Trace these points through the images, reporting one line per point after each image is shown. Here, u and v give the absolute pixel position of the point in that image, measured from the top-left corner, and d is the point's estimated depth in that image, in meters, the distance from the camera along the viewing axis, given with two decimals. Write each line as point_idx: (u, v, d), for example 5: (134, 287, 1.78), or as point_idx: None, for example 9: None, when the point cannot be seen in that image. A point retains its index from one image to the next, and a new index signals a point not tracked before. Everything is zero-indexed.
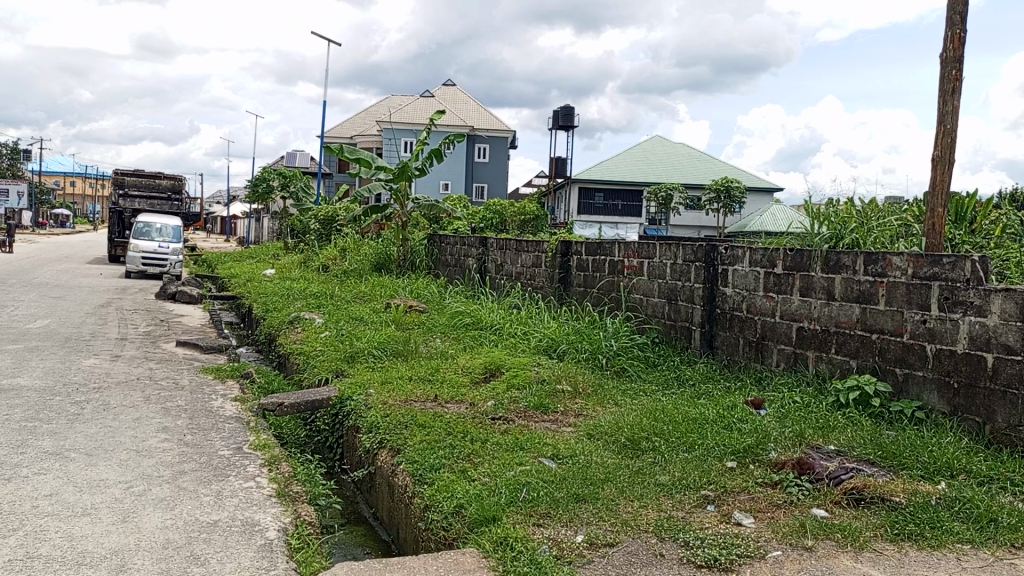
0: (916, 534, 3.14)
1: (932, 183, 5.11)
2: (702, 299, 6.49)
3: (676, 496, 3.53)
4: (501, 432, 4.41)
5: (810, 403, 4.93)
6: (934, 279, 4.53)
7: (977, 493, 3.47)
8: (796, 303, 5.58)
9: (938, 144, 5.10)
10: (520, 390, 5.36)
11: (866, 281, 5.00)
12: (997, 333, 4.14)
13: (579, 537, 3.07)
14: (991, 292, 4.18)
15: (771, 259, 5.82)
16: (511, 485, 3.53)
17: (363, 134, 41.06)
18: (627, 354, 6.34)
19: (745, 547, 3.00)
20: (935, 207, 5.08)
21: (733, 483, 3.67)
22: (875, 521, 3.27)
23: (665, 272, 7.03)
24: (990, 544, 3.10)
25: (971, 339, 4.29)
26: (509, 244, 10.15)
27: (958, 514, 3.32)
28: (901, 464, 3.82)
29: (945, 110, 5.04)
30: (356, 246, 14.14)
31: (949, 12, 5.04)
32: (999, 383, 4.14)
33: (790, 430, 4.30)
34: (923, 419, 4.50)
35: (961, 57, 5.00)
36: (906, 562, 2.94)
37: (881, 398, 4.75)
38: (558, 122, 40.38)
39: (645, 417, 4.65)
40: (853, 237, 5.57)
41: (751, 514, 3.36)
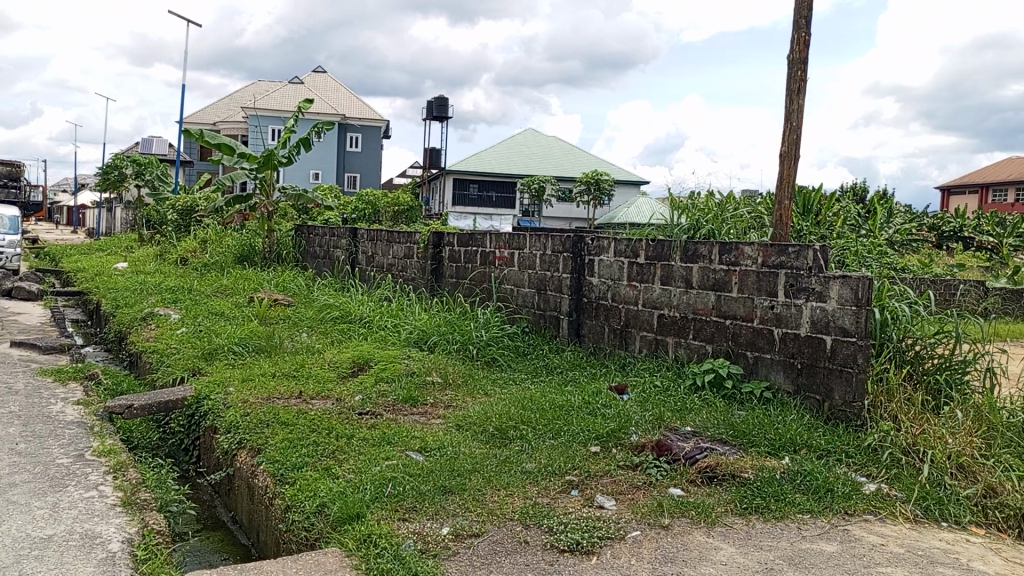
0: (763, 507, 3.34)
1: (779, 177, 5.43)
2: (570, 289, 6.63)
3: (541, 483, 3.58)
4: (369, 427, 4.33)
5: (669, 386, 5.13)
6: (781, 268, 4.82)
7: (817, 466, 3.73)
8: (657, 291, 5.80)
9: (785, 140, 5.42)
10: (388, 383, 5.28)
11: (721, 269, 5.26)
12: (835, 316, 4.46)
13: (445, 529, 3.05)
14: (830, 278, 4.49)
15: (635, 249, 6.01)
16: (376, 480, 3.46)
17: (227, 121, 39.26)
18: (498, 344, 6.38)
19: (606, 529, 3.08)
20: (782, 199, 5.41)
21: (596, 467, 3.76)
22: (726, 496, 3.45)
23: (534, 263, 7.12)
24: (827, 513, 3.35)
25: (813, 323, 4.60)
26: (380, 236, 9.99)
27: (800, 486, 3.55)
28: (750, 442, 4.04)
29: (791, 108, 5.36)
30: (218, 238, 13.48)
31: (794, 16, 5.36)
32: (836, 363, 4.46)
33: (649, 414, 4.45)
34: (771, 399, 4.80)
35: (805, 59, 5.33)
36: (753, 534, 3.12)
37: (732, 380, 5.02)
38: (431, 112, 40.18)
39: (513, 406, 4.69)
40: (708, 227, 5.84)
41: (613, 497, 3.46)
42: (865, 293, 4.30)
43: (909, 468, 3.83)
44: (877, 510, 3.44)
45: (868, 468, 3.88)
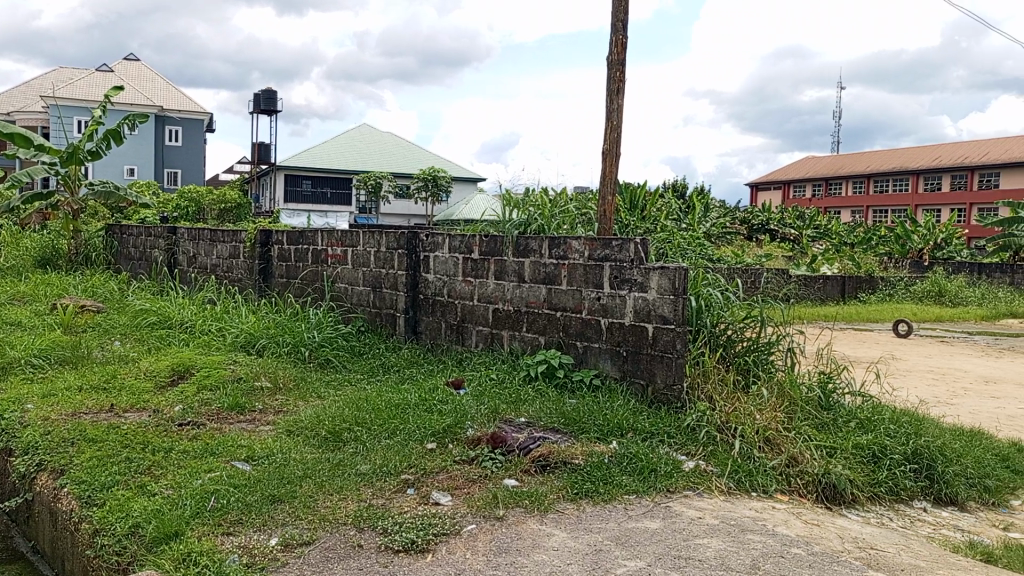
0: (592, 491, 3.46)
1: (602, 173, 5.66)
2: (405, 286, 6.57)
3: (376, 484, 3.52)
4: (190, 439, 4.05)
5: (504, 378, 5.20)
6: (605, 260, 5.03)
7: (642, 448, 3.93)
8: (491, 286, 5.87)
9: (606, 138, 5.66)
10: (212, 391, 4.98)
11: (551, 263, 5.41)
12: (656, 305, 4.71)
13: (273, 540, 2.92)
14: (650, 270, 4.74)
15: (468, 245, 6.05)
16: (197, 494, 3.25)
17: (24, 110, 35.50)
18: (331, 344, 6.20)
19: (441, 525, 3.07)
20: (606, 194, 5.64)
21: (432, 463, 3.74)
22: (558, 484, 3.54)
23: (368, 260, 7.00)
24: (652, 491, 3.54)
25: (636, 312, 4.84)
26: (203, 235, 9.42)
27: (626, 468, 3.72)
28: (580, 429, 4.18)
29: (611, 107, 5.59)
30: (14, 240, 12.15)
31: (612, 20, 5.60)
32: (658, 349, 4.71)
33: (485, 407, 4.50)
34: (600, 386, 4.99)
35: (624, 61, 5.58)
36: (583, 518, 3.22)
37: (564, 370, 5.16)
38: (259, 106, 38.46)
39: (347, 407, 4.57)
40: (539, 223, 5.98)
41: (448, 492, 3.46)
42: (682, 283, 4.58)
43: (723, 445, 4.12)
44: (695, 486, 3.68)
45: (687, 447, 4.14)
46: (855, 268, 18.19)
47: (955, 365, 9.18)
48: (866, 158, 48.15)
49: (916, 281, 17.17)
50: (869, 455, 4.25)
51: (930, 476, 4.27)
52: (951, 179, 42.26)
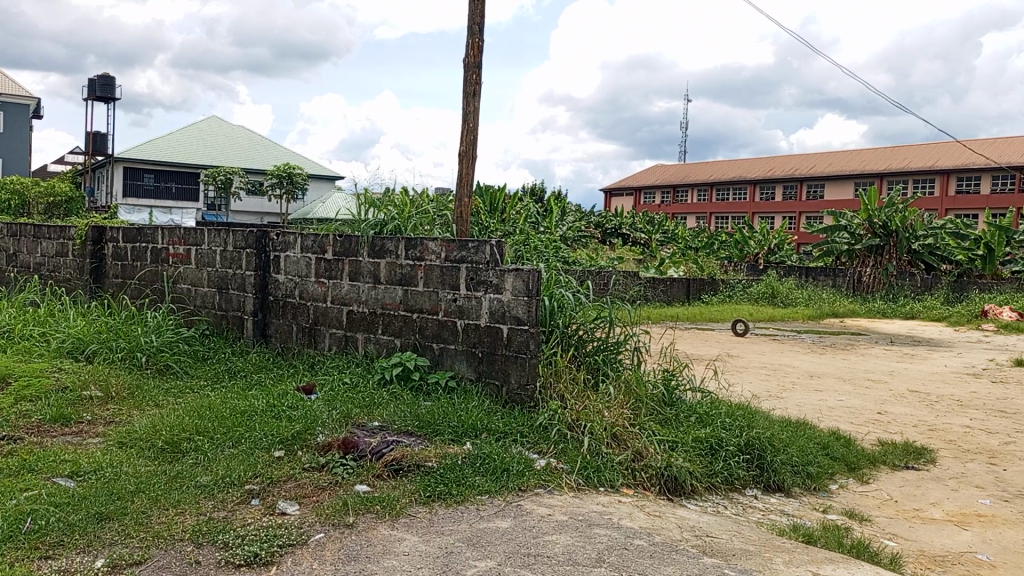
0: (445, 493, 3.46)
1: (459, 175, 5.68)
2: (254, 287, 6.30)
3: (217, 496, 3.34)
4: (3, 456, 3.68)
5: (358, 383, 5.09)
6: (461, 262, 5.05)
7: (495, 448, 3.97)
8: (345, 287, 5.74)
9: (463, 141, 5.68)
10: (33, 402, 4.55)
11: (407, 264, 5.36)
12: (510, 307, 4.79)
13: (98, 561, 2.70)
14: (505, 272, 4.81)
15: (321, 245, 5.89)
16: (11, 516, 2.96)
17: None
18: (171, 350, 5.84)
19: (287, 536, 2.96)
20: (462, 197, 5.67)
21: (279, 472, 3.60)
22: (410, 487, 3.51)
23: (214, 260, 6.65)
24: (503, 491, 3.58)
25: (491, 314, 4.89)
26: (25, 231, 8.61)
27: (479, 469, 3.75)
28: (434, 431, 4.17)
29: (468, 110, 5.62)
30: None
31: (469, 23, 5.63)
32: (512, 350, 4.78)
33: (336, 412, 4.39)
34: (455, 387, 5.00)
35: (480, 64, 5.63)
36: (434, 521, 3.21)
37: (419, 372, 5.13)
38: (94, 92, 35.62)
39: (187, 416, 4.32)
40: (395, 224, 5.92)
41: (296, 501, 3.35)
42: (535, 284, 4.68)
43: (573, 442, 4.24)
44: (546, 483, 3.77)
45: (539, 446, 4.22)
46: (699, 271, 19.31)
47: (784, 361, 9.95)
48: (710, 167, 51.28)
49: (752, 283, 18.46)
50: (708, 448, 4.51)
51: (761, 465, 4.60)
52: (783, 189, 45.79)
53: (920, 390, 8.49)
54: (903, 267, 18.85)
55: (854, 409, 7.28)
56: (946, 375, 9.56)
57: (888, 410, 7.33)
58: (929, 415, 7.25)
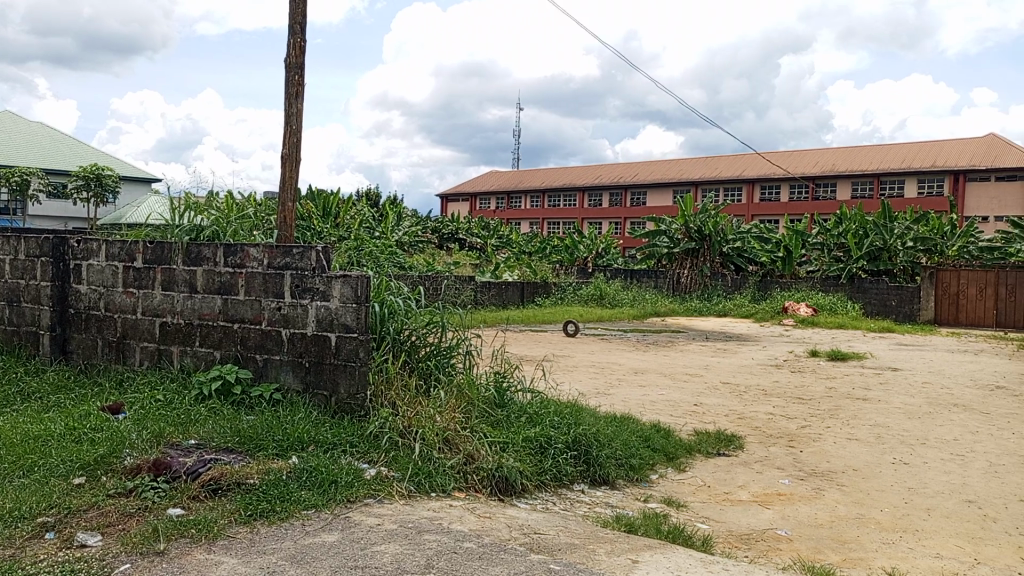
0: (267, 511, 3.31)
1: (282, 179, 5.48)
2: (51, 299, 5.74)
3: (4, 532, 3.00)
4: None
5: (172, 400, 4.75)
6: (286, 269, 4.87)
7: (322, 460, 3.85)
8: (157, 298, 5.36)
9: (286, 143, 5.48)
10: None
11: (226, 272, 5.10)
12: (338, 314, 4.67)
13: None
14: (332, 278, 4.69)
15: (130, 252, 5.48)
16: None
17: None
18: None
19: (87, 571, 2.71)
20: (285, 201, 5.47)
21: (79, 501, 3.29)
22: (229, 507, 3.33)
23: (2, 270, 6.00)
24: (331, 504, 3.48)
25: (318, 322, 4.75)
26: None
27: (305, 483, 3.62)
28: (257, 447, 3.98)
29: (290, 112, 5.43)
30: None
31: (290, 21, 5.45)
32: (341, 358, 4.66)
33: (146, 432, 4.08)
34: (280, 400, 4.80)
35: (302, 65, 5.46)
36: (256, 541, 3.06)
37: (241, 386, 4.88)
38: None
39: None
40: (213, 229, 5.59)
41: (98, 532, 3.07)
42: (364, 291, 4.60)
43: (405, 449, 4.20)
44: (375, 493, 3.70)
45: (370, 455, 4.14)
46: (531, 275, 19.65)
47: (610, 359, 10.45)
48: (542, 175, 52.91)
49: (582, 286, 19.24)
50: (537, 447, 4.63)
51: (588, 460, 4.78)
52: (610, 196, 48.12)
53: (731, 382, 9.21)
54: (715, 269, 20.43)
55: (673, 402, 7.76)
56: (753, 367, 10.42)
57: (702, 402, 7.88)
58: (738, 404, 7.87)
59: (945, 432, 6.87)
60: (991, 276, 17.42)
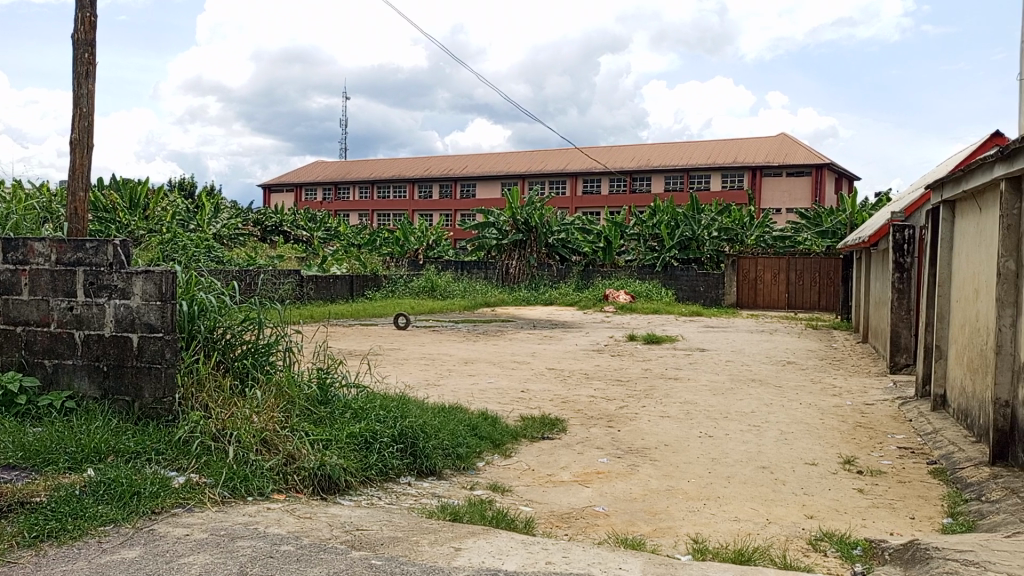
0: (57, 530, 3.02)
1: (71, 166, 5.00)
2: None
3: None
4: None
5: None
6: (78, 264, 4.48)
7: (123, 471, 3.56)
8: None
9: (75, 127, 5.00)
10: None
11: (7, 270, 4.61)
12: (140, 313, 4.33)
13: None
14: (132, 274, 4.35)
15: None
16: None
17: None
18: None
19: None
20: (76, 191, 5.00)
21: None
22: (10, 531, 3.00)
23: None
24: (132, 517, 3.23)
25: (117, 322, 4.38)
26: None
27: (102, 497, 3.34)
28: (45, 461, 3.62)
29: (80, 93, 4.96)
30: None
31: None
32: (144, 361, 4.32)
33: None
34: (74, 408, 4.40)
35: (93, 42, 5.00)
36: (43, 564, 2.78)
37: (27, 395, 4.42)
38: None
39: None
40: None
41: None
42: (169, 287, 4.30)
43: (218, 453, 3.98)
44: (185, 502, 3.48)
45: (178, 462, 3.88)
46: (361, 268, 19.25)
47: (439, 350, 10.50)
48: (370, 165, 52.07)
49: (413, 278, 19.18)
50: (363, 442, 4.55)
51: (415, 452, 4.76)
52: (439, 188, 48.24)
53: (556, 367, 9.56)
54: (542, 259, 20.97)
55: (501, 389, 7.93)
56: (576, 353, 10.87)
57: (528, 388, 8.11)
58: (562, 389, 8.18)
59: (745, 405, 7.52)
60: (783, 263, 19.30)
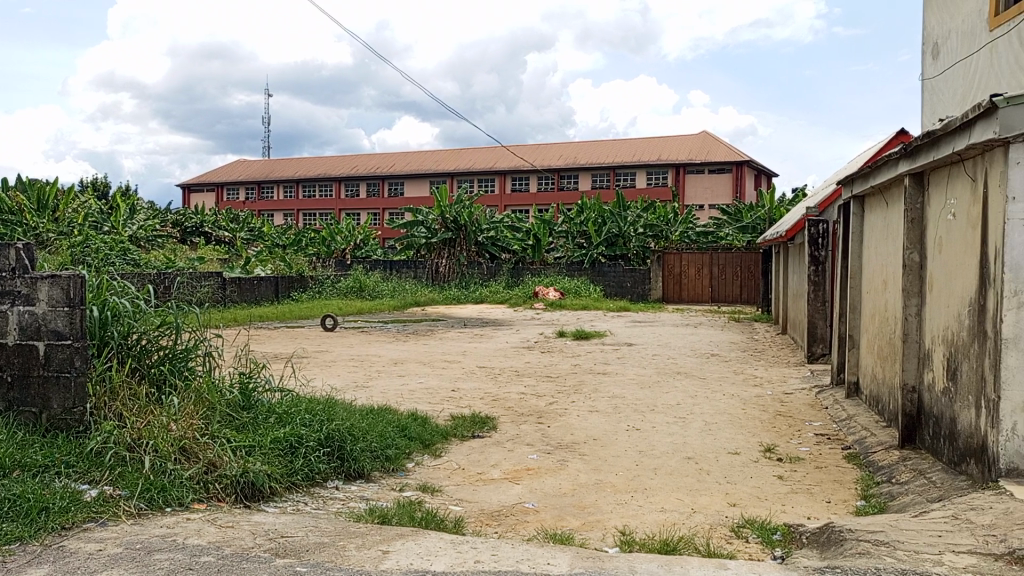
0: None
1: None
2: None
3: None
4: None
5: None
6: None
7: (29, 486, 3.39)
8: None
9: None
10: None
11: None
12: (46, 320, 4.13)
13: None
14: (37, 280, 4.14)
15: None
16: None
17: None
18: None
19: None
20: None
21: None
22: None
23: None
24: (40, 534, 3.09)
25: (21, 330, 4.17)
26: None
27: (7, 514, 3.17)
28: None
29: None
30: None
31: None
32: (51, 369, 4.12)
33: None
34: None
35: None
36: None
37: None
38: None
39: None
40: None
41: None
42: (77, 292, 4.13)
43: (133, 464, 3.84)
44: (97, 516, 3.34)
45: (90, 474, 3.72)
46: (286, 269, 18.82)
47: (368, 351, 10.38)
48: (295, 164, 51.00)
49: (341, 278, 18.89)
50: (288, 447, 4.45)
51: (342, 455, 4.69)
52: (366, 187, 47.63)
53: (486, 365, 9.57)
54: (471, 257, 20.94)
55: (431, 389, 7.89)
56: (506, 350, 10.90)
57: (458, 387, 8.10)
58: (492, 387, 8.20)
59: (671, 397, 7.68)
60: (706, 258, 19.80)
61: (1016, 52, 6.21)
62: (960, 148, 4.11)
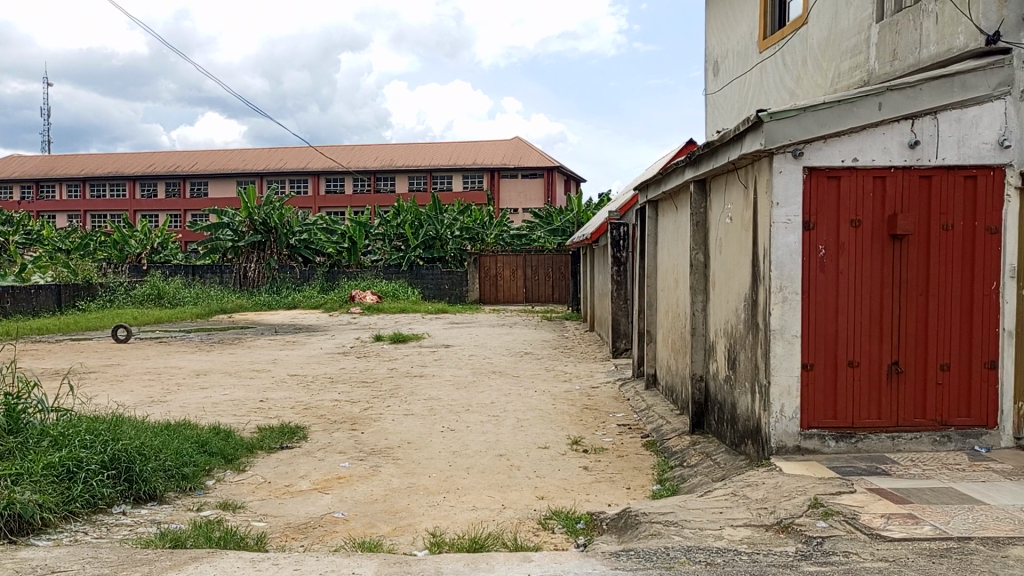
0: None
1: None
2: None
3: None
4: None
5: None
6: None
7: None
8: None
9: None
10: None
11: None
12: None
13: None
14: None
15: None
16: None
17: None
18: None
19: None
20: None
21: None
22: None
23: None
24: None
25: None
26: None
27: None
28: None
29: None
30: None
31: None
32: None
33: None
34: None
35: None
36: None
37: None
38: None
39: None
40: None
41: None
42: None
43: None
44: None
45: None
46: (70, 276, 17.14)
47: (165, 363, 9.65)
48: (79, 160, 46.43)
49: (135, 285, 17.45)
50: (64, 473, 4.02)
51: (130, 477, 4.31)
52: (165, 186, 44.34)
53: (297, 373, 9.22)
54: (283, 261, 20.13)
55: (237, 400, 7.48)
56: (319, 357, 10.57)
57: (266, 397, 7.74)
58: (303, 395, 7.91)
59: (485, 397, 7.82)
60: (520, 259, 20.39)
61: (781, 72, 6.94)
62: (733, 157, 4.51)
